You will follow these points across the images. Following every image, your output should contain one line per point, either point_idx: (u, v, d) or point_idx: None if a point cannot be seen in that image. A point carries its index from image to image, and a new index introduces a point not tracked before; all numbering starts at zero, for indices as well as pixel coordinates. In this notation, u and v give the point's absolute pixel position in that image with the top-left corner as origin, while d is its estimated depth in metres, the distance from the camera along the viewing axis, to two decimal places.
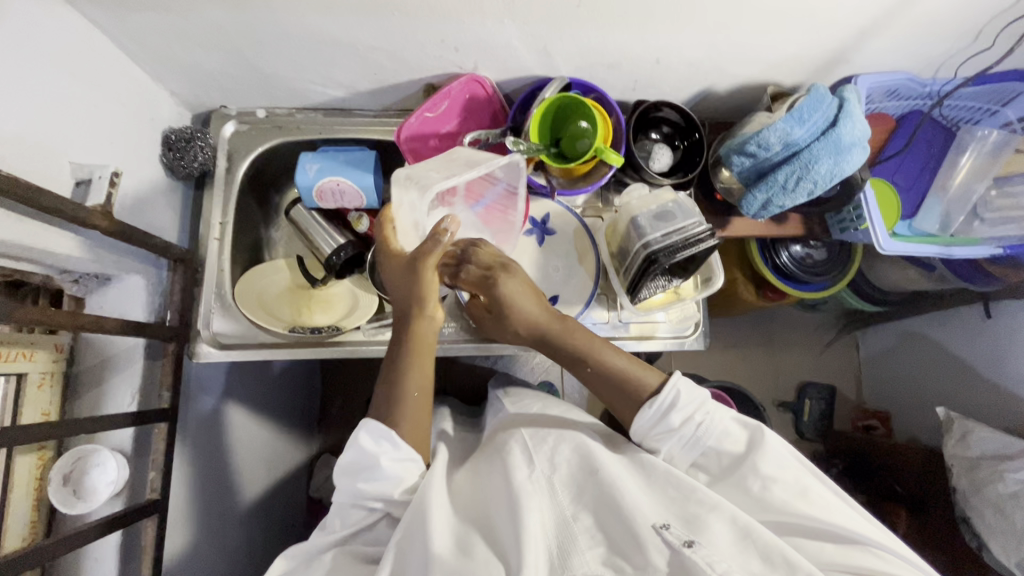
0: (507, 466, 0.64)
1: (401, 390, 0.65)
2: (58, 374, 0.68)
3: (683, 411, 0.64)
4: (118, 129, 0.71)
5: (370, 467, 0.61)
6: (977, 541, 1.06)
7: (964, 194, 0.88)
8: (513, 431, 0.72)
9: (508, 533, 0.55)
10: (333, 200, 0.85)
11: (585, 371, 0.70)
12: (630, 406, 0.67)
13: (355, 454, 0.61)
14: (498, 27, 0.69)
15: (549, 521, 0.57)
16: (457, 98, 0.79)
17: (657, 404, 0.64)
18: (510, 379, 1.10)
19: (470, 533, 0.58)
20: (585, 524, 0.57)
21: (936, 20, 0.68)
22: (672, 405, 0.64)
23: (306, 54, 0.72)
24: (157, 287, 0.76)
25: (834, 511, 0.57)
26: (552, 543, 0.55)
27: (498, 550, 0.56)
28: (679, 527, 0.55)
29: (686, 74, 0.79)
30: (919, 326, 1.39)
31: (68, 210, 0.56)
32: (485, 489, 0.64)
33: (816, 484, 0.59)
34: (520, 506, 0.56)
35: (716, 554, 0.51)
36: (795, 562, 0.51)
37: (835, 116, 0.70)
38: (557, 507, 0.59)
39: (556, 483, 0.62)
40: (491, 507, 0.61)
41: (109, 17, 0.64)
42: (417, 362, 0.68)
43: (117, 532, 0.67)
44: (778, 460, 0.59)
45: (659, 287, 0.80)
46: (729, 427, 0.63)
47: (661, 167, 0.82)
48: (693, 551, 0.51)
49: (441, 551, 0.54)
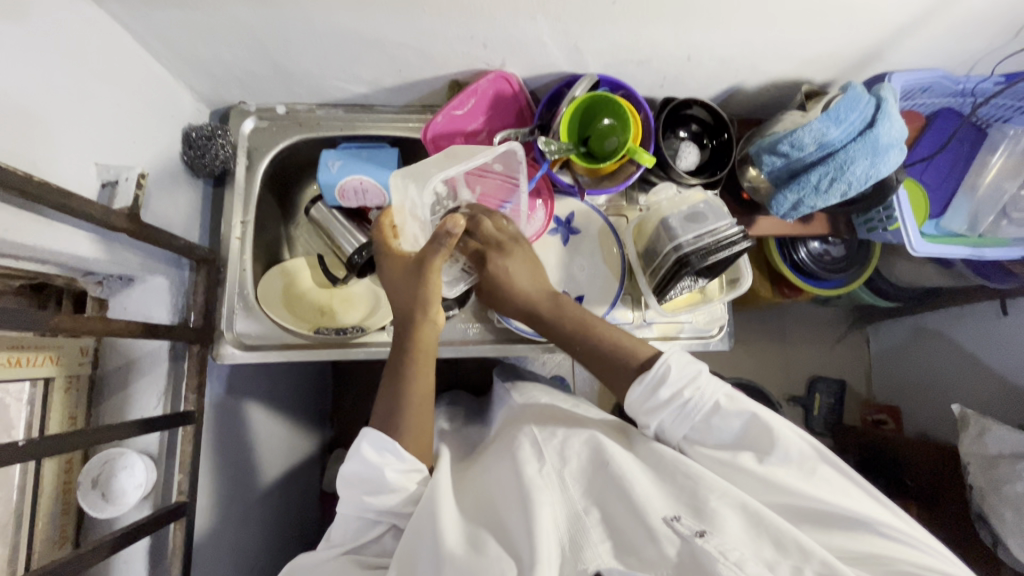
0: (518, 460, 0.64)
1: (404, 399, 0.65)
2: (83, 377, 0.67)
3: (673, 386, 0.63)
4: (140, 126, 0.69)
5: (375, 479, 0.61)
6: (992, 539, 1.06)
7: (993, 195, 0.87)
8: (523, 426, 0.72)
9: (519, 526, 0.55)
10: (356, 199, 0.84)
11: (580, 347, 0.70)
12: (625, 378, 0.66)
13: (358, 465, 0.61)
14: (529, 23, 0.67)
15: (561, 514, 0.56)
16: (485, 94, 0.78)
17: (645, 383, 0.64)
18: (518, 373, 1.07)
19: (480, 531, 0.58)
20: (595, 518, 0.56)
21: (979, 17, 0.66)
22: (662, 380, 0.63)
23: (331, 50, 0.71)
24: (180, 288, 0.75)
25: (836, 489, 0.56)
26: (564, 537, 0.54)
27: (510, 546, 0.54)
28: (689, 518, 0.54)
29: (717, 71, 0.78)
30: (933, 322, 1.39)
31: (96, 214, 0.55)
32: (495, 483, 0.64)
33: (823, 466, 0.58)
34: (532, 501, 0.56)
35: (728, 543, 0.50)
36: (808, 547, 0.51)
37: (872, 116, 0.68)
38: (568, 501, 0.58)
39: (567, 476, 0.61)
40: (500, 502, 0.61)
41: (132, 12, 0.62)
42: (420, 366, 0.68)
43: (146, 537, 0.67)
44: (782, 443, 0.59)
45: (686, 287, 0.79)
46: (722, 399, 0.62)
47: (688, 165, 0.81)
48: (704, 541, 0.50)
49: (453, 549, 0.54)
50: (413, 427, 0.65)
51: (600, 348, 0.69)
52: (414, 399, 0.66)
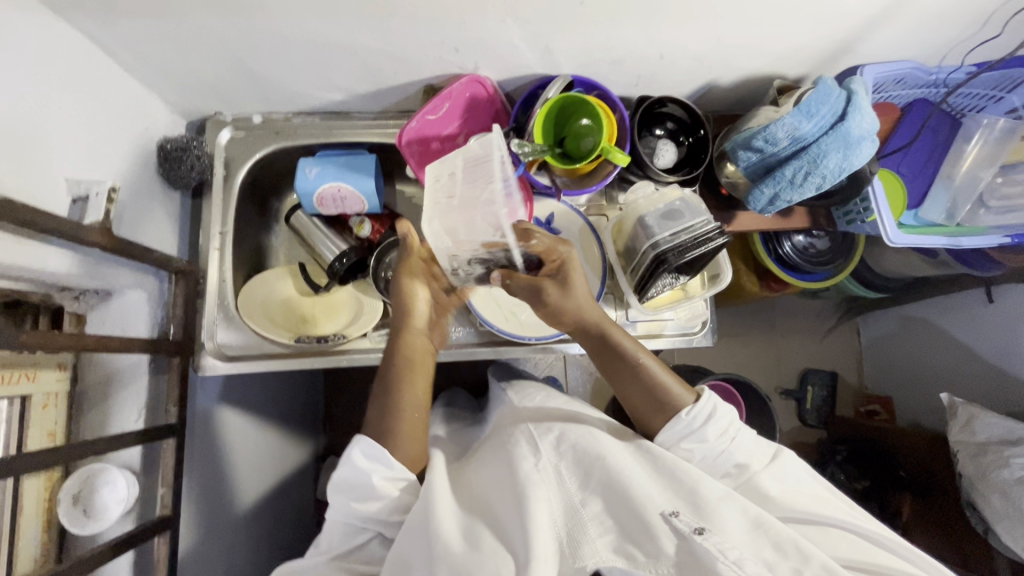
0: (513, 457, 0.64)
1: (394, 409, 0.66)
2: (63, 394, 0.67)
3: (719, 424, 0.65)
4: (112, 139, 0.69)
5: (362, 485, 0.61)
6: (983, 525, 1.07)
7: (970, 182, 0.88)
8: (519, 424, 0.72)
9: (514, 521, 0.55)
10: (335, 207, 0.85)
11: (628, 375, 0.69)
12: (656, 416, 0.67)
13: (349, 471, 0.62)
14: (498, 26, 0.67)
15: (558, 509, 0.57)
16: (458, 98, 0.77)
17: (692, 414, 0.65)
18: (512, 372, 1.06)
19: (476, 524, 0.58)
20: (594, 510, 0.56)
21: (944, 8, 0.66)
22: (708, 417, 0.65)
23: (302, 58, 0.71)
24: (159, 301, 0.74)
25: (848, 518, 0.59)
26: (561, 531, 0.55)
27: (505, 539, 0.55)
28: (688, 514, 0.54)
29: (690, 68, 0.78)
30: (921, 311, 1.40)
31: (67, 230, 0.54)
32: (489, 480, 0.65)
33: (836, 502, 0.62)
34: (528, 497, 0.56)
35: (728, 541, 0.51)
36: (807, 551, 0.51)
37: (843, 109, 0.69)
38: (565, 494, 0.58)
39: (563, 470, 0.62)
40: (494, 498, 0.61)
41: (99, 26, 0.62)
42: (410, 378, 0.69)
43: (130, 551, 0.67)
44: (797, 474, 0.63)
45: (667, 285, 0.79)
46: (756, 443, 0.66)
47: (665, 163, 0.81)
48: (703, 538, 0.50)
49: (446, 544, 0.53)
50: (403, 438, 0.65)
51: (644, 381, 0.68)
52: (407, 410, 0.67)
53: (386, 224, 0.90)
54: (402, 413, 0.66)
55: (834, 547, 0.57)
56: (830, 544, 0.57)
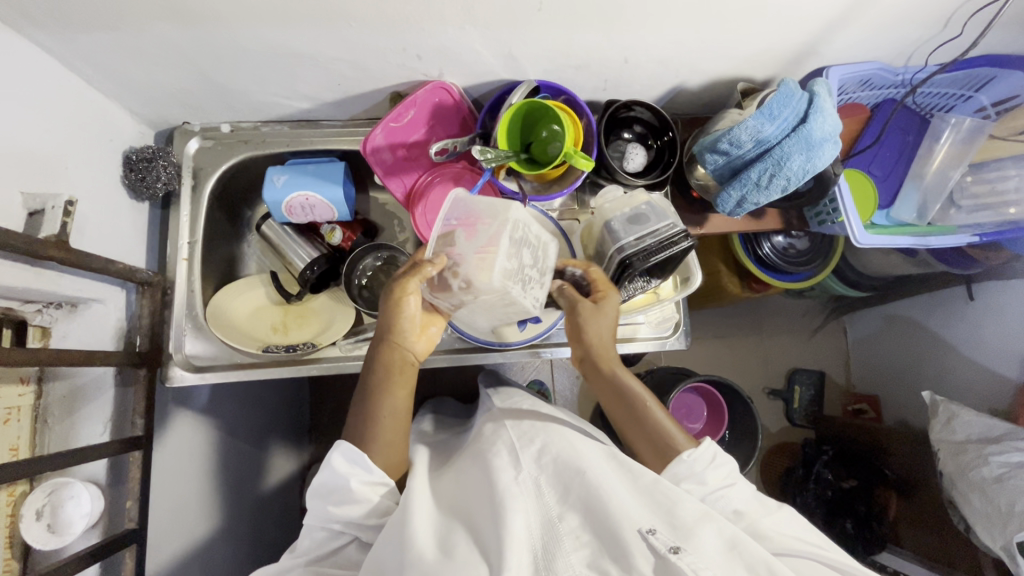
0: (493, 469, 0.63)
1: (375, 420, 0.66)
2: (26, 408, 0.65)
3: (720, 471, 0.63)
4: (72, 151, 0.68)
5: (339, 489, 0.61)
6: (964, 524, 1.06)
7: (940, 180, 0.88)
8: (501, 432, 0.71)
9: (490, 534, 0.54)
10: (304, 215, 0.84)
11: (630, 416, 0.69)
12: (655, 458, 0.66)
13: (328, 475, 0.62)
14: (458, 33, 0.67)
15: (535, 522, 0.56)
16: (424, 106, 0.78)
17: (693, 456, 0.62)
18: (499, 377, 1.04)
19: (453, 534, 0.57)
20: (570, 525, 0.55)
21: (903, 10, 0.66)
22: (709, 460, 0.63)
23: (264, 68, 0.71)
24: (125, 312, 0.74)
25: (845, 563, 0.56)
26: (537, 545, 0.53)
27: (483, 549, 0.53)
28: (665, 532, 0.53)
29: (657, 71, 0.78)
30: (904, 309, 1.40)
31: (21, 244, 0.54)
32: (467, 489, 0.64)
33: (836, 552, 0.58)
34: (504, 509, 0.55)
35: (702, 561, 0.50)
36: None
37: (806, 111, 0.69)
38: (543, 508, 0.57)
39: (543, 483, 0.61)
40: (472, 505, 0.61)
41: (54, 38, 0.62)
42: (387, 387, 0.68)
43: (95, 565, 0.67)
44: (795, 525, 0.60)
45: (639, 288, 0.79)
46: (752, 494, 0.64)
47: (634, 167, 0.81)
48: (677, 557, 0.50)
49: (420, 552, 0.53)
50: (381, 449, 0.66)
51: (645, 422, 0.68)
52: (386, 416, 0.67)
53: (357, 230, 0.90)
54: (383, 420, 0.67)
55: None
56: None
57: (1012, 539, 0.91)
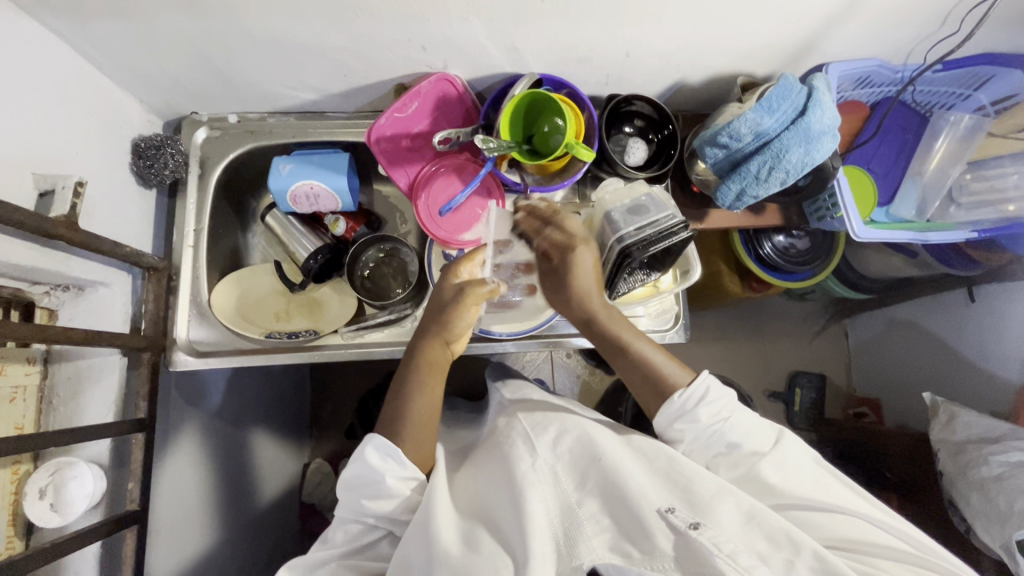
0: (510, 460, 0.63)
1: (406, 411, 0.66)
2: (32, 388, 0.67)
3: (712, 406, 0.64)
4: (82, 136, 0.69)
5: (374, 482, 0.60)
6: (964, 525, 1.06)
7: (938, 179, 0.90)
8: (516, 423, 0.70)
9: (511, 520, 0.55)
10: (309, 204, 0.85)
11: (622, 362, 0.70)
12: (654, 399, 0.67)
13: (361, 468, 0.61)
14: (464, 25, 0.68)
15: (554, 508, 0.56)
16: (427, 97, 0.80)
17: (685, 396, 0.64)
18: (506, 370, 1.04)
19: (476, 527, 0.57)
20: (590, 509, 0.56)
21: (902, 7, 0.67)
22: (700, 399, 0.64)
23: (272, 57, 0.72)
24: (132, 296, 0.75)
25: (844, 496, 0.59)
26: (558, 531, 0.54)
27: (503, 540, 0.54)
28: (683, 510, 0.54)
29: (658, 67, 0.79)
30: (905, 312, 1.40)
31: (32, 223, 0.55)
32: (484, 479, 0.64)
33: (834, 481, 0.61)
34: (524, 499, 0.55)
35: (722, 535, 0.50)
36: (799, 539, 0.51)
37: (804, 104, 0.70)
38: (561, 494, 0.58)
39: (559, 471, 0.61)
40: (492, 496, 0.60)
41: (68, 24, 0.63)
42: (427, 379, 0.68)
43: (96, 545, 0.67)
44: (797, 460, 0.62)
45: (639, 281, 0.80)
46: (755, 428, 0.64)
47: (635, 161, 0.83)
48: (698, 532, 0.50)
49: (444, 546, 0.53)
50: (412, 436, 0.65)
51: (641, 366, 0.68)
52: (420, 408, 0.66)
53: (360, 220, 0.90)
54: (415, 412, 0.66)
55: (826, 526, 0.57)
56: (825, 519, 0.57)
57: (1012, 538, 0.91)
